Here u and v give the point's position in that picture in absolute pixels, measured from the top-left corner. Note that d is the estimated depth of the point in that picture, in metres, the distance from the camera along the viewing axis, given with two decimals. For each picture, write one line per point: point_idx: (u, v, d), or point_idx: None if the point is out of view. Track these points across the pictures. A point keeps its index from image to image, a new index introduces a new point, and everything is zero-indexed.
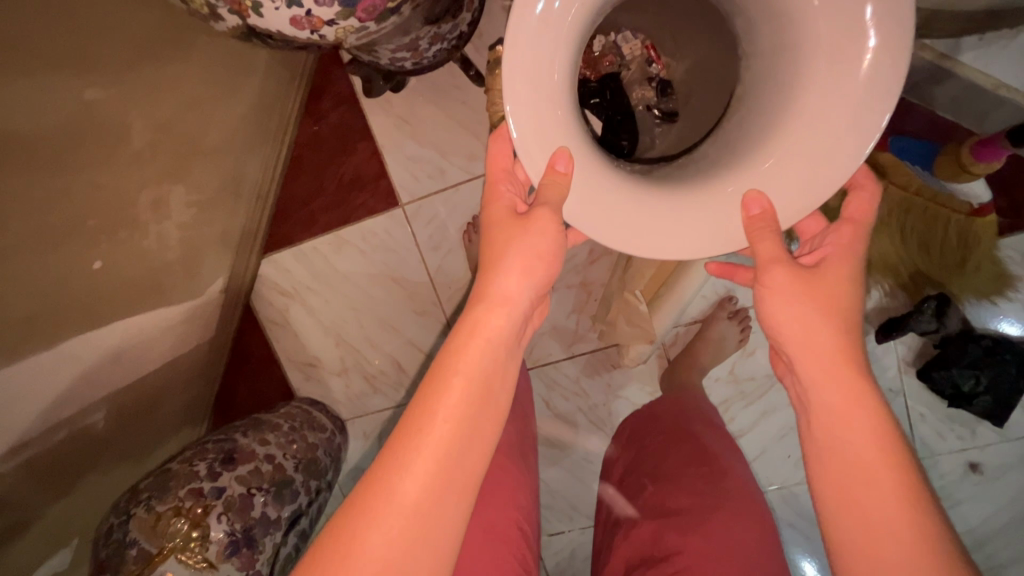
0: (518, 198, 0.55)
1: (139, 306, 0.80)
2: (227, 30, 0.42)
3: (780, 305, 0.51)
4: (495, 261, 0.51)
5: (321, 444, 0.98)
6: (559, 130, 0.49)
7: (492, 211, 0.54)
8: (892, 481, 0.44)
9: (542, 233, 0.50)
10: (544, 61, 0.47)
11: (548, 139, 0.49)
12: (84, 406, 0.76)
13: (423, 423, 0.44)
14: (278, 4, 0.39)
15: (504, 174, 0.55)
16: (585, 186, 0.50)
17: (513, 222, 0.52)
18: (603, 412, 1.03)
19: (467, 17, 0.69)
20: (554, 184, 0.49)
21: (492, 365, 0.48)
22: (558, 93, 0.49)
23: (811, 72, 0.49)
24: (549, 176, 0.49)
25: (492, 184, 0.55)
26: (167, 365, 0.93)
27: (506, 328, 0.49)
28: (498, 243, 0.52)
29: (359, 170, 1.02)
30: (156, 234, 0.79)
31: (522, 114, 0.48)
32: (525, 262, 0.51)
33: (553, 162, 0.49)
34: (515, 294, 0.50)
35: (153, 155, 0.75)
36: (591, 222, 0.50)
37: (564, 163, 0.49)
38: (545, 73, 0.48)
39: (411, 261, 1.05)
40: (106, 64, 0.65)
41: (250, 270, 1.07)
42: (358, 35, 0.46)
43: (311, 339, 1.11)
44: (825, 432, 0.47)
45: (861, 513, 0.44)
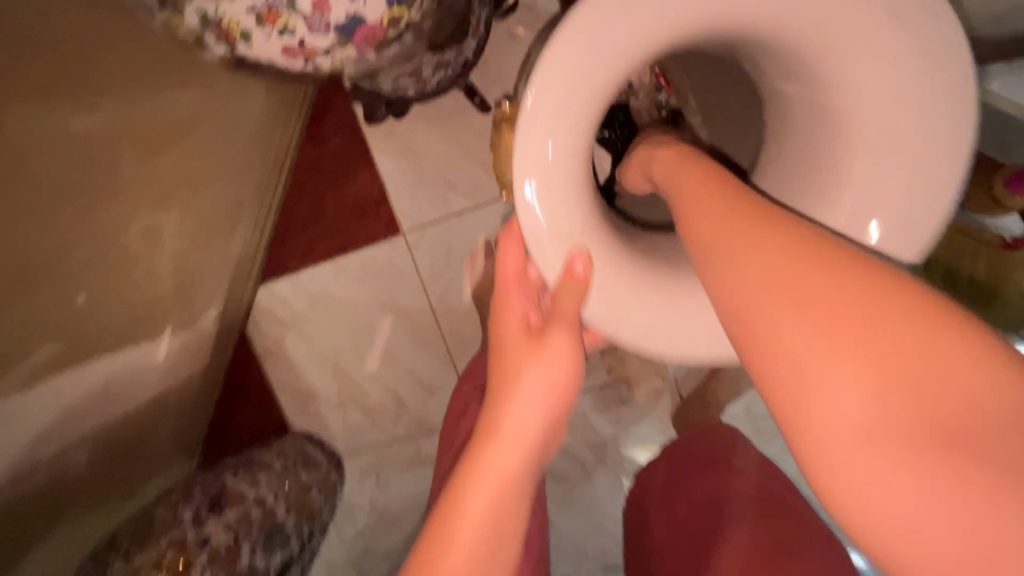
0: (531, 303, 0.54)
1: (126, 340, 0.76)
2: (215, 59, 0.39)
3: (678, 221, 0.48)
4: (511, 384, 0.50)
5: (315, 482, 0.95)
6: (568, 216, 0.50)
7: (505, 325, 0.54)
8: (769, 253, 0.38)
9: (557, 355, 0.50)
10: (555, 147, 0.48)
11: (563, 235, 0.49)
12: (64, 446, 0.72)
13: (429, 566, 0.40)
14: (268, 33, 0.36)
15: (517, 276, 0.55)
16: (603, 283, 0.50)
17: (529, 339, 0.52)
18: (613, 450, 0.98)
19: (472, 44, 0.66)
20: (570, 285, 0.49)
21: (504, 504, 0.44)
22: (571, 176, 0.49)
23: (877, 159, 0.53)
24: (565, 278, 0.49)
25: (504, 293, 0.55)
26: (156, 400, 0.89)
27: (519, 465, 0.46)
28: (514, 362, 0.51)
29: (360, 196, 0.98)
30: (146, 268, 0.75)
31: (533, 202, 0.48)
32: (542, 385, 0.49)
33: (570, 264, 0.49)
34: (529, 425, 0.48)
35: (145, 183, 0.72)
36: (614, 319, 0.50)
37: (580, 265, 0.49)
38: (559, 158, 0.48)
39: (413, 290, 1.01)
40: (87, 91, 0.64)
41: (248, 295, 1.01)
42: (356, 64, 0.43)
43: (308, 370, 1.06)
44: (755, 313, 0.37)
45: (749, 280, 0.38)
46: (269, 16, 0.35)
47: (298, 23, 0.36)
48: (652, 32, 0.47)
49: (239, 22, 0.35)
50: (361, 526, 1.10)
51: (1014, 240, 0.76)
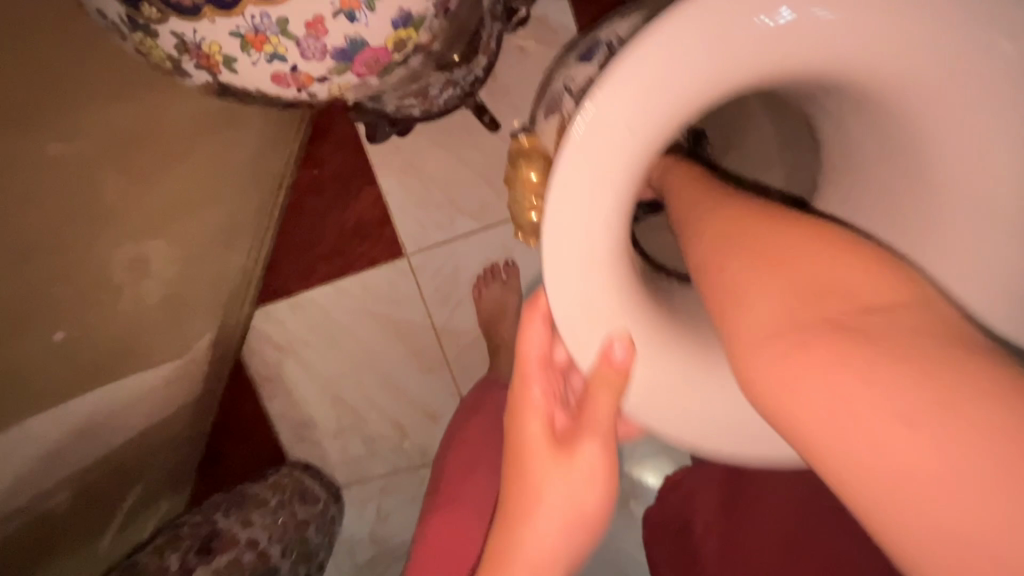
0: (553, 397, 0.46)
1: (111, 375, 0.71)
2: (196, 87, 0.35)
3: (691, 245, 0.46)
4: (535, 503, 0.43)
5: (312, 519, 0.90)
6: (596, 270, 0.45)
7: (525, 422, 0.45)
8: (766, 255, 0.39)
9: (590, 466, 0.44)
10: (592, 195, 0.43)
11: (589, 299, 0.45)
12: (43, 489, 0.67)
13: None
14: (256, 58, 0.31)
15: (542, 363, 0.47)
16: (642, 376, 0.46)
17: (555, 453, 0.44)
18: (627, 485, 0.93)
19: (482, 61, 0.61)
20: (605, 379, 0.44)
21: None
22: (606, 226, 0.44)
23: (927, 178, 0.46)
24: (603, 366, 0.44)
25: (524, 378, 0.46)
26: (144, 434, 0.83)
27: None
28: (539, 472, 0.43)
29: (362, 217, 0.93)
30: (132, 296, 0.70)
31: (558, 254, 0.44)
32: (569, 505, 0.43)
33: (609, 350, 0.44)
34: (552, 550, 0.42)
35: (127, 208, 0.67)
36: (657, 408, 0.46)
37: (620, 350, 0.44)
38: (596, 206, 0.43)
39: (417, 314, 0.96)
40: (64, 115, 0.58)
41: (244, 318, 0.96)
42: (357, 90, 0.38)
43: (306, 398, 1.01)
44: (738, 306, 0.39)
45: (743, 280, 0.39)
46: (255, 40, 0.30)
47: (290, 48, 0.31)
48: (737, 64, 0.41)
49: (222, 47, 0.30)
50: (361, 560, 1.05)
51: None
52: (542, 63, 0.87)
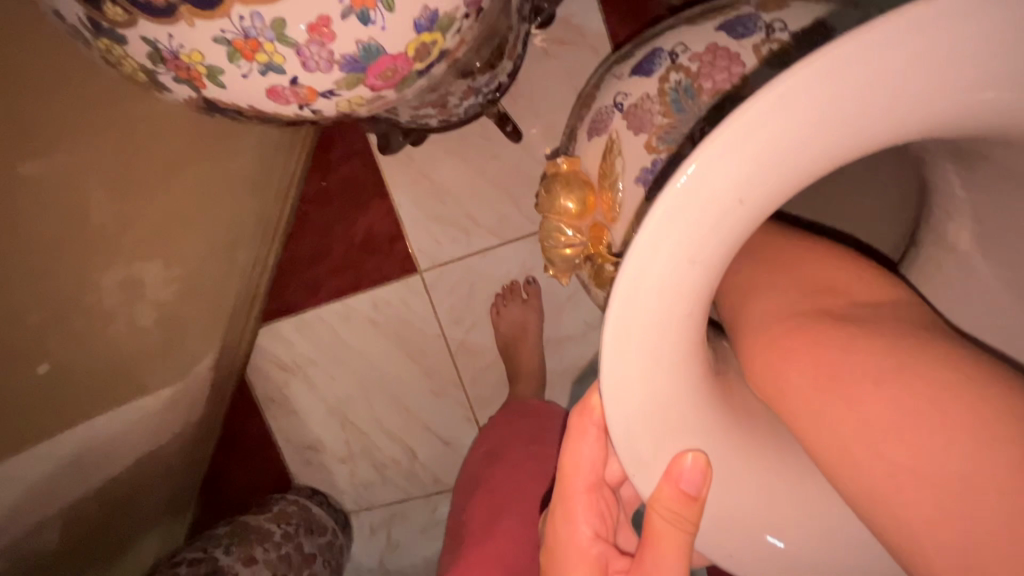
0: (600, 526, 0.42)
1: (103, 404, 0.66)
2: (180, 102, 0.29)
3: (755, 303, 0.43)
4: None
5: (319, 551, 0.85)
6: (670, 364, 0.35)
7: (570, 560, 0.41)
8: (800, 322, 0.40)
9: None
10: (677, 277, 0.33)
11: (663, 397, 0.36)
12: (29, 527, 0.63)
13: None
14: (247, 69, 0.25)
15: (589, 488, 0.41)
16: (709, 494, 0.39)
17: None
18: None
19: (507, 66, 0.55)
20: (667, 502, 0.36)
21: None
22: (685, 311, 0.34)
23: (986, 209, 0.46)
24: (667, 484, 0.36)
25: (568, 503, 0.41)
26: (139, 461, 0.78)
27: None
28: None
29: (371, 232, 0.87)
30: (126, 323, 0.65)
31: (632, 345, 0.33)
32: None
33: (678, 462, 0.36)
34: None
35: (116, 235, 0.60)
36: (716, 529, 0.40)
37: (691, 475, 0.36)
38: (679, 288, 0.33)
39: (430, 334, 0.90)
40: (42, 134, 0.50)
41: (247, 339, 0.91)
42: (369, 105, 0.32)
43: (312, 421, 0.96)
44: (785, 394, 0.39)
45: (790, 359, 0.39)
46: (246, 48, 0.24)
47: (287, 57, 0.25)
48: (890, 117, 0.31)
49: (205, 57, 0.25)
50: None
51: None
52: (565, 66, 0.81)
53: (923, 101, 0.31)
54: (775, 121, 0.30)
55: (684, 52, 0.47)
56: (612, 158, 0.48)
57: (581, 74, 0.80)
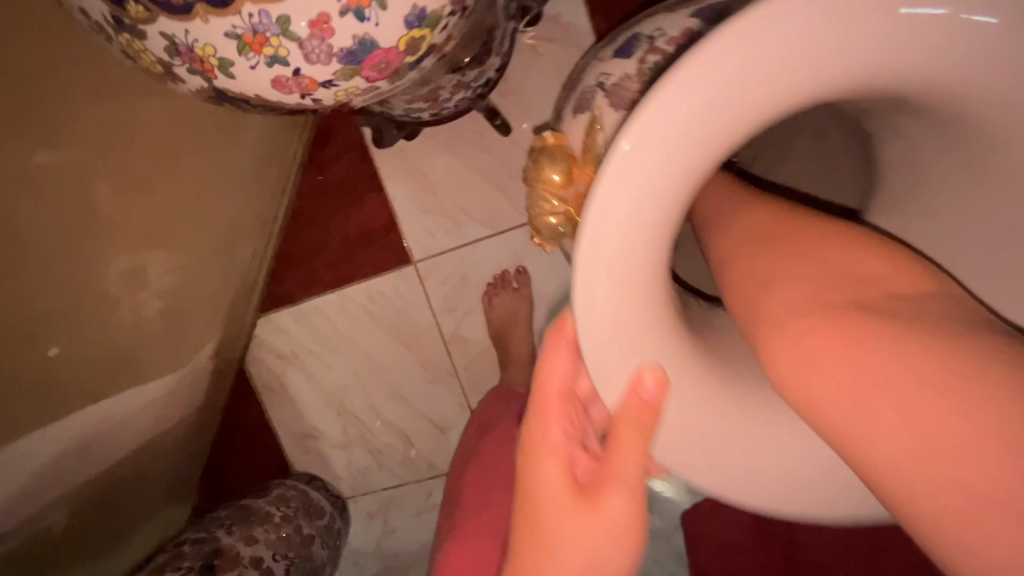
0: (574, 438, 0.42)
1: (107, 391, 0.69)
2: (191, 93, 0.32)
3: (770, 285, 0.42)
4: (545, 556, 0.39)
5: (318, 533, 0.88)
6: (638, 308, 0.41)
7: (544, 472, 0.40)
8: (826, 306, 0.39)
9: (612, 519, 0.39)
10: (632, 230, 0.38)
11: (632, 336, 0.41)
12: (39, 507, 0.65)
13: None
14: (254, 62, 0.28)
15: (562, 396, 0.42)
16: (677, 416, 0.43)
17: (574, 501, 0.39)
18: None
19: (495, 62, 0.58)
20: (636, 416, 0.39)
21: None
22: (645, 262, 0.40)
23: (944, 194, 0.49)
24: (631, 402, 0.39)
25: (541, 416, 0.41)
26: (142, 446, 0.80)
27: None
28: (556, 531, 0.39)
29: (367, 224, 0.90)
30: (129, 311, 0.67)
31: (600, 290, 0.39)
32: (585, 559, 0.38)
33: (640, 382, 0.40)
34: None
35: (123, 224, 0.63)
36: (680, 460, 0.43)
37: (651, 386, 0.39)
38: (634, 241, 0.39)
39: (425, 323, 0.93)
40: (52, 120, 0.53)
41: (245, 330, 0.93)
42: (365, 96, 0.35)
43: (310, 409, 0.98)
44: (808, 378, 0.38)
45: (817, 346, 0.38)
46: (254, 42, 0.27)
47: (291, 50, 0.28)
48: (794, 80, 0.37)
49: (217, 50, 0.28)
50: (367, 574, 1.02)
51: None
52: (554, 63, 0.84)
53: (817, 66, 0.36)
54: (698, 93, 0.35)
55: (661, 37, 0.51)
56: (595, 133, 0.51)
57: (568, 70, 0.83)
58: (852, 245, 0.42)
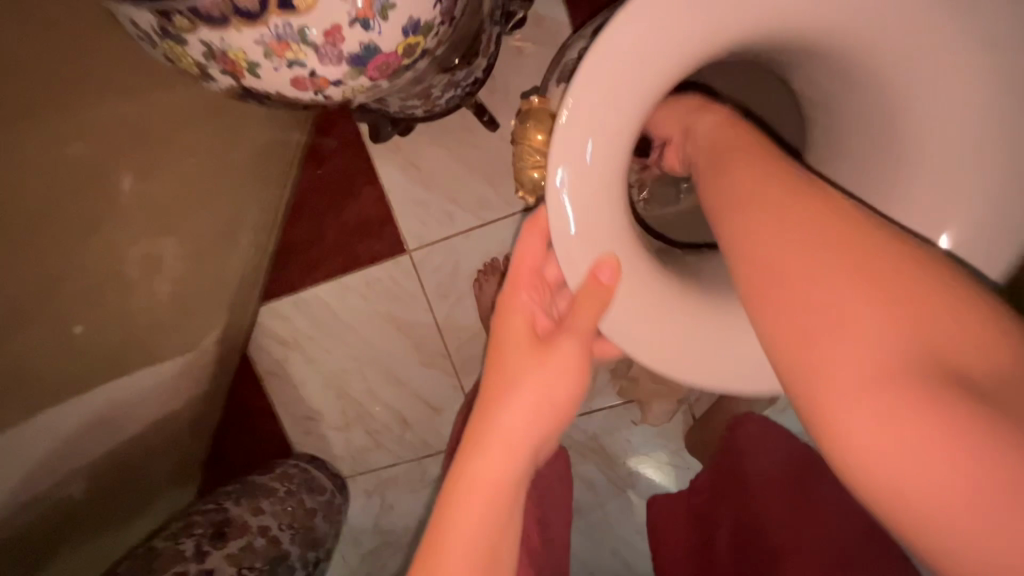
0: (540, 304, 0.50)
1: (123, 369, 0.74)
2: (220, 90, 0.38)
3: (764, 248, 0.40)
4: (502, 390, 0.46)
5: (319, 508, 0.93)
6: (604, 227, 0.48)
7: (509, 324, 0.49)
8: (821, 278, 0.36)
9: (565, 361, 0.47)
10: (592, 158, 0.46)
11: (594, 241, 0.48)
12: (60, 478, 0.70)
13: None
14: (277, 64, 0.34)
15: (534, 275, 0.50)
16: (629, 301, 0.49)
17: (533, 346, 0.47)
18: (624, 471, 0.96)
19: (482, 63, 0.64)
20: (593, 292, 0.46)
21: (497, 520, 0.40)
22: (606, 191, 0.48)
23: None
24: (590, 283, 0.47)
25: (513, 286, 0.50)
26: (153, 425, 0.85)
27: (506, 481, 0.42)
28: (514, 366, 0.47)
29: (364, 215, 0.96)
30: (144, 293, 0.72)
31: (567, 204, 0.47)
32: (537, 399, 0.45)
33: (597, 271, 0.47)
34: (516, 438, 0.44)
35: (139, 210, 0.69)
36: (632, 341, 0.49)
37: (607, 273, 0.47)
38: (595, 167, 0.47)
39: (419, 309, 0.99)
40: (71, 112, 0.59)
41: (249, 318, 0.99)
42: (368, 93, 0.41)
43: (310, 392, 1.03)
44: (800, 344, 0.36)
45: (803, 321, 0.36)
46: (278, 48, 0.33)
47: (309, 54, 0.33)
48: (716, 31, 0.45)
49: (247, 54, 0.33)
50: (366, 550, 1.07)
51: None
52: (539, 63, 0.90)
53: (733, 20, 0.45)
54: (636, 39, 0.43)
55: None
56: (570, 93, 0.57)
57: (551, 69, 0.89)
58: (910, 262, 0.36)
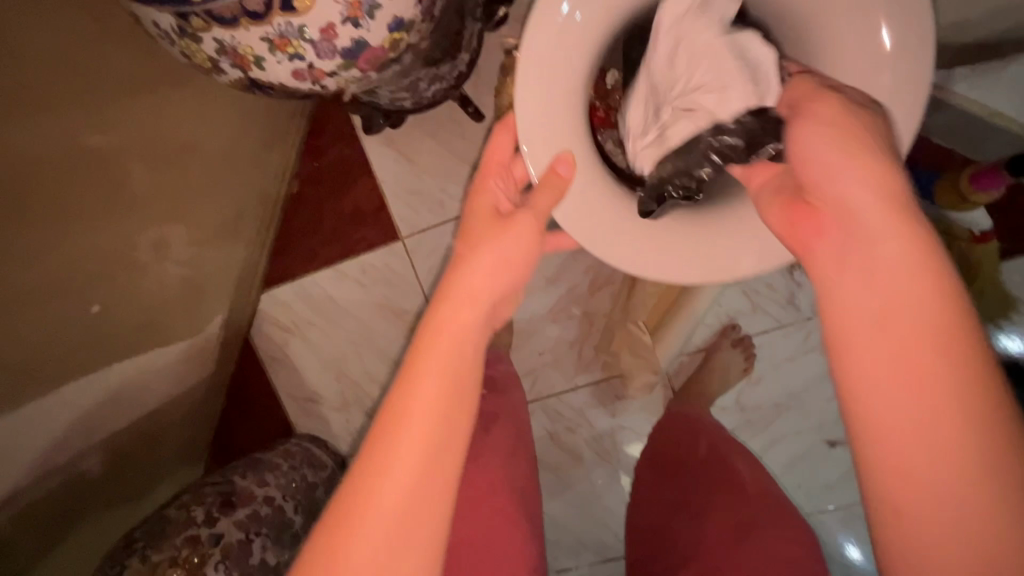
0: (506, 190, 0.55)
1: (138, 347, 0.79)
2: (229, 82, 0.43)
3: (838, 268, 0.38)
4: (465, 257, 0.49)
5: (321, 482, 0.97)
6: (562, 137, 0.52)
7: (477, 202, 0.54)
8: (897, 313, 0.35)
9: (519, 237, 0.50)
10: (557, 70, 0.50)
11: (551, 142, 0.52)
12: (79, 451, 0.75)
13: (396, 423, 0.39)
14: (280, 58, 0.39)
15: (499, 166, 0.56)
16: (584, 192, 0.52)
17: (496, 219, 0.51)
18: (609, 443, 1.02)
19: (465, 58, 0.70)
20: (551, 182, 0.50)
21: (466, 354, 0.43)
22: (568, 111, 0.52)
23: None
24: (549, 175, 0.51)
25: (484, 175, 0.55)
26: (164, 404, 0.90)
27: (475, 322, 0.45)
28: (477, 232, 0.51)
29: (360, 204, 1.01)
30: (155, 275, 0.78)
31: (529, 109, 0.50)
32: (496, 263, 0.48)
33: (555, 165, 0.51)
34: (480, 291, 0.47)
35: (149, 197, 0.75)
36: (584, 231, 0.52)
37: (565, 166, 0.51)
38: (558, 84, 0.51)
39: (412, 293, 1.04)
40: (93, 107, 0.66)
41: (250, 304, 1.04)
42: (359, 84, 0.46)
43: (310, 374, 1.08)
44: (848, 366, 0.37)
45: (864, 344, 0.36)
46: (280, 44, 0.38)
47: (308, 49, 0.39)
48: None
49: (253, 50, 0.38)
50: None
51: (982, 234, 0.81)
52: None
53: None
54: None
55: None
56: None
57: None
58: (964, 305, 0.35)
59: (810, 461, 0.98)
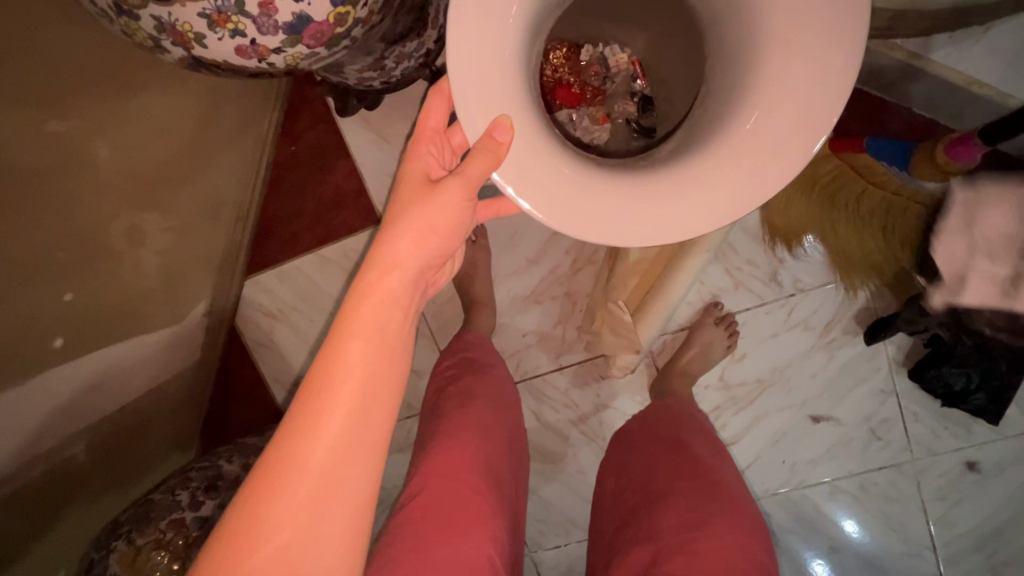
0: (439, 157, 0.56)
1: (117, 334, 0.79)
2: (174, 62, 0.42)
3: None
4: (393, 224, 0.50)
5: None
6: (501, 103, 0.50)
7: (409, 169, 0.54)
8: None
9: (445, 205, 0.51)
10: (492, 31, 0.49)
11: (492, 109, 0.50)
12: (63, 439, 0.75)
13: (323, 391, 0.42)
14: (221, 35, 0.38)
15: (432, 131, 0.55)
16: (523, 154, 0.50)
17: (425, 186, 0.52)
18: (595, 423, 1.02)
19: (432, 35, 0.68)
20: (488, 148, 0.48)
21: (393, 324, 0.47)
22: (509, 77, 0.51)
23: None
24: (484, 140, 0.48)
25: (416, 141, 0.55)
26: (149, 392, 0.91)
27: (400, 292, 0.48)
28: (405, 202, 0.51)
29: (338, 188, 1.00)
30: (132, 262, 0.78)
31: (465, 69, 0.49)
32: (422, 230, 0.50)
33: (492, 130, 0.49)
34: (406, 258, 0.49)
35: (122, 184, 0.74)
36: (522, 188, 0.50)
37: (501, 131, 0.49)
38: (496, 53, 0.50)
39: None
40: (61, 94, 0.64)
41: (233, 291, 1.04)
42: (310, 62, 0.45)
43: (296, 360, 1.08)
44: None
45: None
46: (220, 19, 0.37)
47: (248, 24, 0.38)
48: None
49: (192, 26, 0.37)
50: None
51: None
52: None
53: None
54: None
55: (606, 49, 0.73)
56: None
57: None
58: None
59: (795, 436, 0.99)
